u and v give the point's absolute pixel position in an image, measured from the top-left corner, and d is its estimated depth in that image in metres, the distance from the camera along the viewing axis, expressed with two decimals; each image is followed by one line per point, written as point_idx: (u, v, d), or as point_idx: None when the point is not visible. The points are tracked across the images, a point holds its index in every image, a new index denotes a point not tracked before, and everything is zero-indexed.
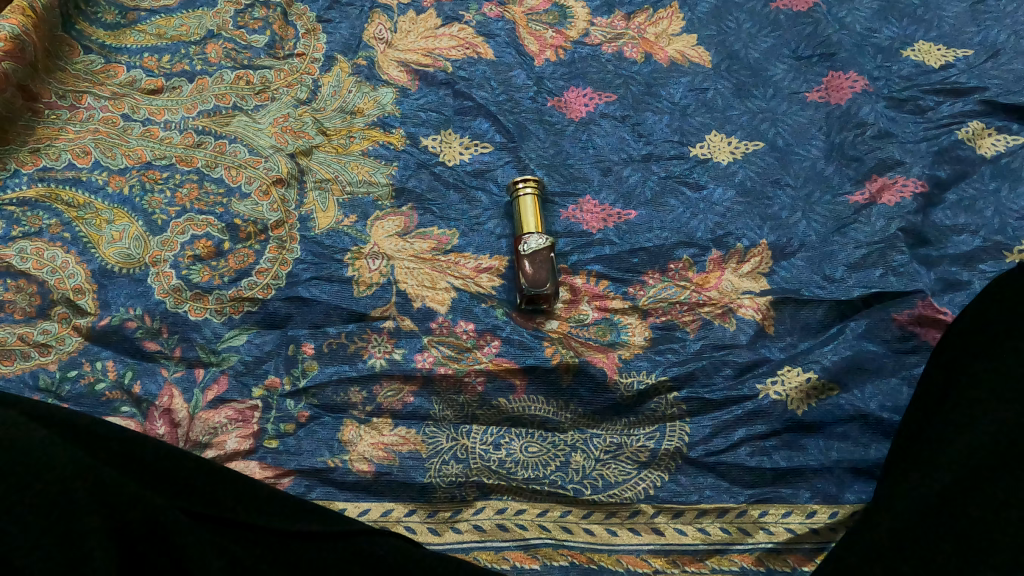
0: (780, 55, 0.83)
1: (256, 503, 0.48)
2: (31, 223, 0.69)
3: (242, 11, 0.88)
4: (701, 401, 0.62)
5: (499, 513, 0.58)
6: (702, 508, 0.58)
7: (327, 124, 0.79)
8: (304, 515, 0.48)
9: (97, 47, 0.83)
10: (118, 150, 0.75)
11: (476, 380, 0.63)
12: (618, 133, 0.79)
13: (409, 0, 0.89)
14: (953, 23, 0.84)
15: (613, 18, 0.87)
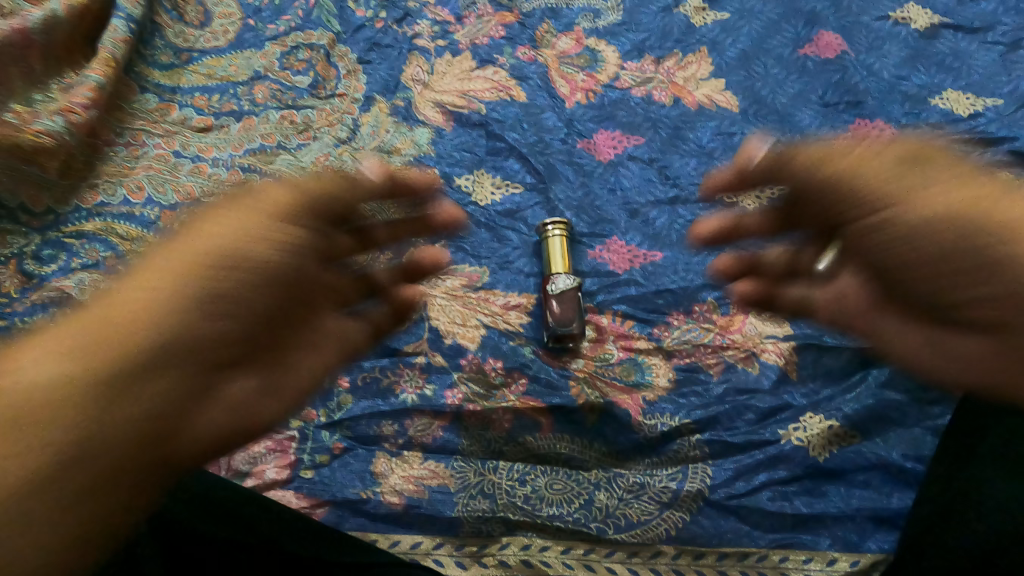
0: (807, 101, 0.85)
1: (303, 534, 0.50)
2: (89, 256, 0.73)
3: (288, 53, 0.92)
4: (723, 444, 0.64)
5: (524, 548, 0.60)
6: (723, 551, 0.59)
7: (366, 163, 0.82)
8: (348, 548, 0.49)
9: (153, 87, 0.89)
10: (169, 186, 0.80)
11: (504, 417, 0.65)
12: (645, 176, 0.81)
13: (446, 43, 0.93)
14: (984, 72, 0.85)
15: (643, 62, 0.90)
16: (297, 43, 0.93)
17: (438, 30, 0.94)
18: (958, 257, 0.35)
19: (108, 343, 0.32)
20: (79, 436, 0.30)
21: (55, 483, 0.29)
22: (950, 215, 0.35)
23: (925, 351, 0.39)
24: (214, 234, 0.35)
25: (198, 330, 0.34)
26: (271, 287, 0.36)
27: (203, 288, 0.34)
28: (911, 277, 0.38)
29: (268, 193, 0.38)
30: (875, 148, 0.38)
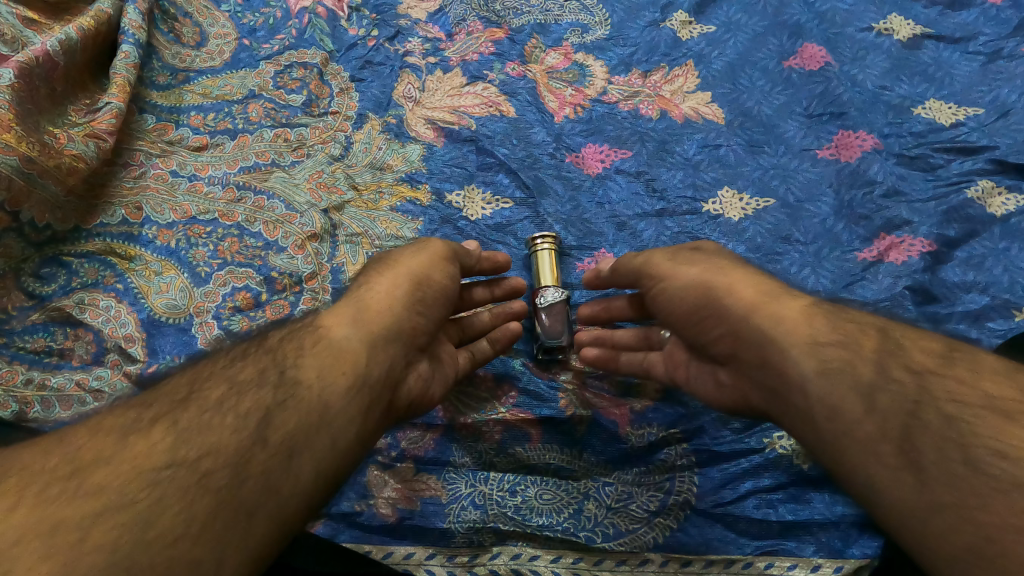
0: (791, 112, 0.87)
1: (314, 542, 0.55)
2: (89, 275, 0.76)
3: (282, 71, 0.94)
4: (709, 452, 0.65)
5: (515, 558, 0.61)
6: (709, 559, 0.60)
7: (358, 180, 0.84)
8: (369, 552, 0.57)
9: (150, 107, 0.91)
10: (167, 206, 0.81)
11: (494, 429, 0.67)
12: (633, 188, 0.82)
13: (437, 60, 0.94)
14: (965, 82, 0.87)
15: (631, 76, 0.92)
16: (291, 61, 0.95)
17: (429, 48, 0.96)
18: (705, 331, 0.57)
19: (327, 351, 0.51)
20: (322, 419, 0.48)
21: (298, 457, 0.45)
22: (706, 302, 0.56)
23: (716, 394, 0.60)
24: (397, 292, 0.58)
25: (383, 360, 0.53)
26: (427, 321, 0.59)
27: (393, 321, 0.56)
28: (688, 336, 0.60)
29: (409, 262, 0.61)
30: (669, 258, 0.62)
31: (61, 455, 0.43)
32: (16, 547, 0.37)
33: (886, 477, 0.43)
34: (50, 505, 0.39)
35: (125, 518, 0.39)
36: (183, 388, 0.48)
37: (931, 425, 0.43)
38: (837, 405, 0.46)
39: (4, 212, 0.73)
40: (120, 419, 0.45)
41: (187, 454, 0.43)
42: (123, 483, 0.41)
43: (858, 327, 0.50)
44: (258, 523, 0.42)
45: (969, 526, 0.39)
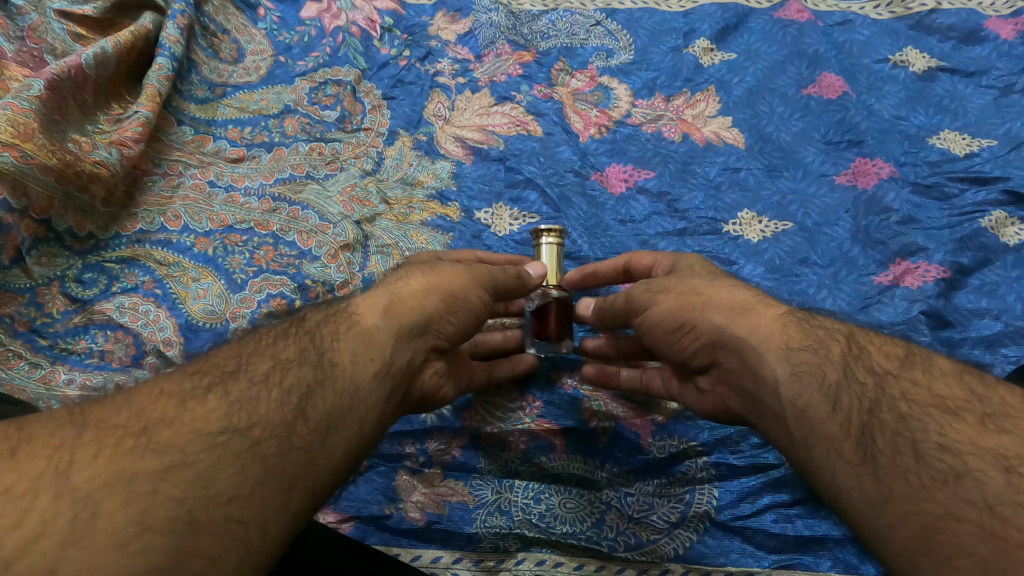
0: (810, 139, 0.89)
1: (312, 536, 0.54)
2: (129, 279, 0.78)
3: (316, 88, 0.98)
4: (728, 466, 0.67)
5: (539, 564, 0.63)
6: (728, 570, 0.62)
7: (389, 195, 0.87)
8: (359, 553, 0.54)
9: (189, 120, 0.94)
10: (204, 215, 0.84)
11: (520, 438, 0.69)
12: (655, 208, 0.84)
13: (466, 80, 0.98)
14: (978, 114, 0.90)
15: (654, 99, 0.95)
16: (325, 78, 0.98)
17: (458, 68, 0.99)
18: (682, 346, 0.57)
19: (359, 338, 0.51)
20: (353, 401, 0.48)
21: (333, 434, 0.45)
22: (683, 321, 0.56)
23: (699, 403, 0.61)
24: (429, 300, 0.57)
25: (404, 352, 0.54)
26: (455, 327, 0.59)
27: (422, 318, 0.56)
28: (668, 354, 0.60)
29: (446, 275, 0.59)
30: (646, 286, 0.61)
31: (130, 412, 0.39)
32: (97, 494, 0.34)
33: (845, 476, 0.42)
34: (124, 458, 0.36)
35: (190, 476, 0.37)
36: (232, 359, 0.46)
37: (884, 421, 0.42)
38: (805, 405, 0.45)
39: (29, 219, 0.76)
40: (175, 384, 0.42)
41: (240, 422, 0.41)
42: (186, 443, 0.38)
43: (827, 333, 0.49)
44: (301, 493, 0.41)
45: (914, 515, 0.38)
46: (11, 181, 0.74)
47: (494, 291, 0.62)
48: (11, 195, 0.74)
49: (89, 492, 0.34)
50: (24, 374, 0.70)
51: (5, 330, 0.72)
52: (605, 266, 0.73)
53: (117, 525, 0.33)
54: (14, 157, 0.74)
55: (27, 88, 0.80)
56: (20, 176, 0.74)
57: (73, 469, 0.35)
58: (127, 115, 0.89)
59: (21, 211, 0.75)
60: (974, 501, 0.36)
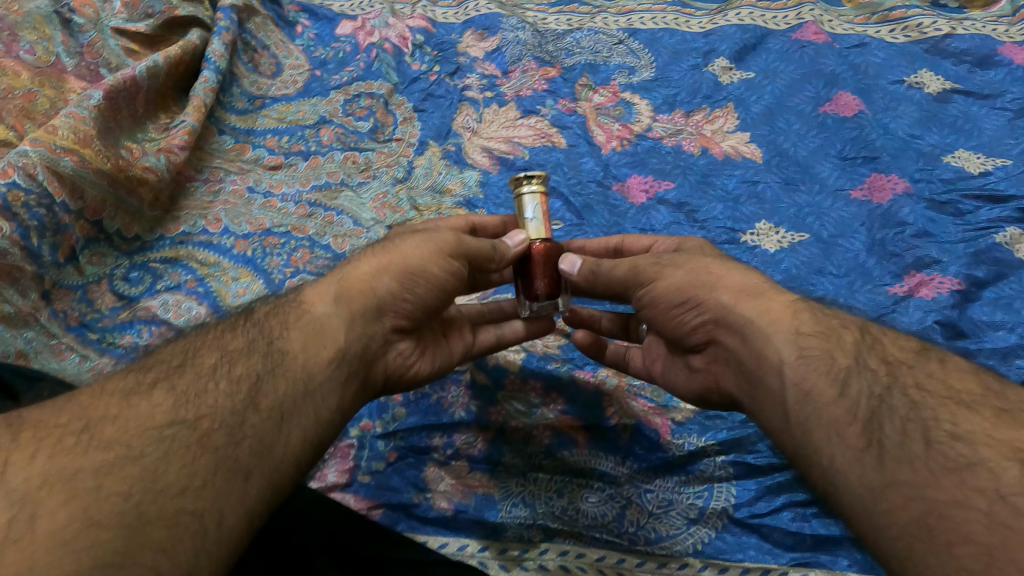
0: (826, 154, 0.93)
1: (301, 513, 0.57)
2: (173, 278, 0.81)
3: (350, 100, 1.02)
4: (746, 465, 0.68)
5: (562, 555, 0.64)
6: (745, 566, 0.63)
7: (420, 202, 0.90)
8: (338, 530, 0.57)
9: (229, 130, 0.99)
10: (244, 218, 0.88)
11: (543, 433, 0.71)
12: (675, 218, 0.87)
13: (493, 95, 1.02)
14: (992, 135, 0.93)
15: (674, 114, 0.99)
16: (359, 92, 1.03)
17: (486, 83, 1.04)
18: (681, 322, 0.59)
19: (310, 327, 0.53)
20: (307, 388, 0.49)
21: (287, 423, 0.47)
22: (690, 297, 0.57)
23: (687, 381, 0.63)
24: (380, 282, 0.58)
25: (360, 337, 0.55)
26: (415, 303, 0.59)
27: (375, 302, 0.57)
28: (665, 329, 0.61)
29: (402, 252, 0.60)
30: (655, 258, 0.61)
31: (71, 412, 0.41)
32: (36, 493, 0.36)
33: (847, 459, 0.44)
34: (66, 457, 0.38)
35: (135, 470, 0.39)
36: (179, 354, 0.48)
37: (896, 407, 0.44)
38: (811, 387, 0.48)
39: (84, 221, 0.81)
40: (118, 382, 0.44)
41: (188, 414, 0.43)
42: (132, 437, 0.41)
43: (840, 323, 0.52)
44: (256, 481, 0.43)
45: (915, 500, 0.40)
46: (70, 185, 0.79)
47: (465, 256, 0.61)
48: (69, 197, 0.79)
49: (26, 492, 0.36)
50: (74, 365, 0.72)
51: (57, 324, 0.75)
52: (595, 244, 0.72)
53: (60, 522, 0.35)
54: (75, 163, 0.79)
55: (86, 98, 0.86)
56: (77, 180, 0.80)
57: (11, 470, 0.37)
58: (174, 124, 0.95)
59: (77, 213, 0.80)
60: (983, 489, 0.38)
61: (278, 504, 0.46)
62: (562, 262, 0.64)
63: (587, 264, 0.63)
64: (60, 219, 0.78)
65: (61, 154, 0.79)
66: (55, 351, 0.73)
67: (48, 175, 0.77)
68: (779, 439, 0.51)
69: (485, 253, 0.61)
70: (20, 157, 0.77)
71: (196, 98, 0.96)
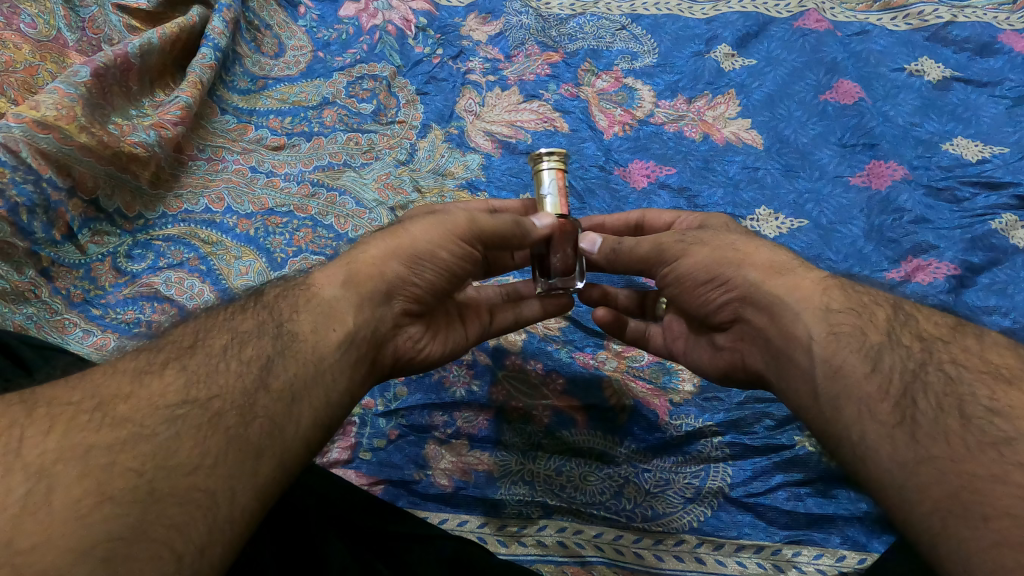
0: (827, 141, 0.93)
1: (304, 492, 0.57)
2: (175, 256, 0.81)
3: (353, 82, 1.03)
4: (743, 446, 0.69)
5: (560, 531, 0.65)
6: (740, 543, 0.64)
7: (422, 183, 0.91)
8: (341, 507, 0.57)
9: (232, 109, 1.00)
10: (246, 198, 0.88)
11: (543, 412, 0.72)
12: (675, 203, 0.88)
13: (496, 79, 1.03)
14: (990, 123, 0.93)
15: (676, 101, 1.00)
16: (362, 73, 1.04)
17: (489, 67, 1.05)
18: (708, 300, 0.58)
19: (320, 310, 0.53)
20: (317, 369, 0.49)
21: (298, 404, 0.46)
22: (717, 274, 0.57)
23: (713, 359, 0.63)
24: (389, 265, 0.57)
25: (370, 321, 0.55)
26: (425, 287, 0.59)
27: (383, 285, 0.56)
28: (690, 307, 0.61)
29: (412, 236, 0.59)
30: (679, 236, 0.60)
31: (83, 390, 0.41)
32: (51, 468, 0.35)
33: (876, 435, 0.43)
34: (79, 433, 0.38)
35: (147, 447, 0.38)
36: (189, 336, 0.48)
37: (930, 382, 0.43)
38: (841, 363, 0.47)
39: (78, 199, 0.80)
40: (131, 361, 0.44)
41: (199, 395, 0.42)
42: (144, 415, 0.40)
43: (872, 300, 0.51)
44: (267, 461, 0.42)
45: (951, 474, 0.38)
46: (57, 163, 0.78)
47: (477, 238, 0.60)
48: (57, 175, 0.78)
49: (42, 466, 0.35)
50: (77, 341, 0.72)
51: (60, 301, 0.75)
52: (616, 219, 0.73)
53: (74, 496, 0.34)
54: (55, 140, 0.78)
55: (75, 74, 0.85)
56: (65, 158, 0.79)
57: (25, 445, 0.36)
58: (169, 101, 0.94)
59: (69, 190, 0.79)
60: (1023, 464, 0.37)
61: (287, 486, 0.45)
62: (582, 241, 0.66)
63: (607, 242, 0.65)
64: (49, 196, 0.77)
65: (42, 130, 0.77)
66: (57, 327, 0.73)
67: (32, 153, 0.76)
68: (809, 417, 0.49)
69: (505, 232, 0.60)
70: (2, 133, 0.75)
71: (191, 74, 0.95)
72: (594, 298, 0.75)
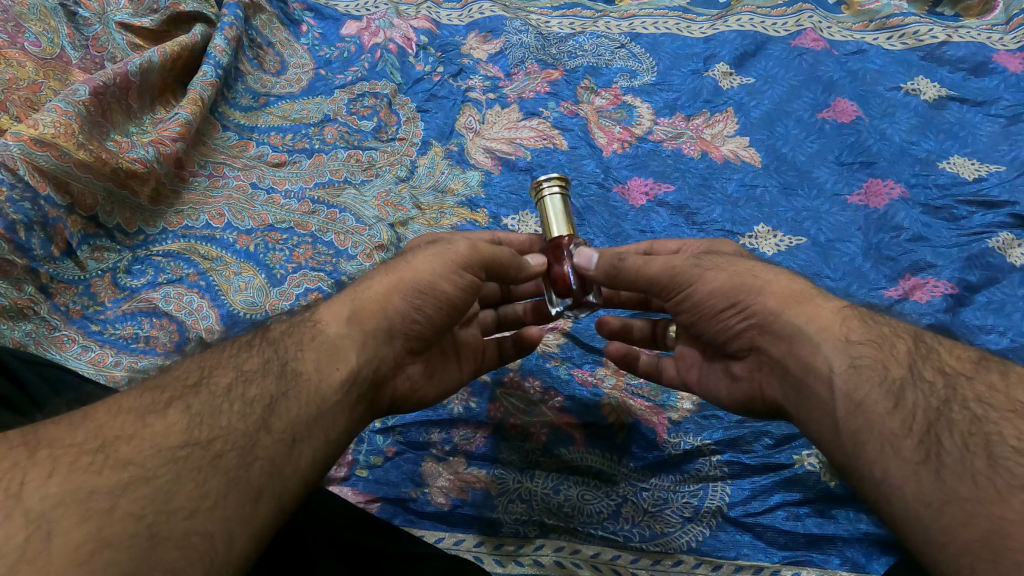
0: (824, 160, 0.94)
1: (318, 517, 0.57)
2: (174, 271, 0.81)
3: (354, 100, 1.04)
4: (741, 465, 0.69)
5: (557, 550, 0.64)
6: (739, 564, 0.63)
7: (422, 200, 0.91)
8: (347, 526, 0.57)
9: (233, 126, 1.01)
10: (246, 214, 0.88)
11: (541, 430, 0.72)
12: (674, 220, 0.88)
13: (496, 97, 1.04)
14: (986, 141, 0.94)
15: (675, 118, 1.01)
16: (363, 92, 1.05)
17: (489, 85, 1.06)
18: (725, 326, 0.58)
19: (323, 347, 0.52)
20: (319, 410, 0.49)
21: (298, 444, 0.46)
22: (735, 300, 0.56)
23: (730, 390, 0.63)
24: (391, 301, 0.57)
25: (372, 359, 0.55)
26: (425, 322, 0.58)
27: (385, 322, 0.57)
28: (708, 334, 0.61)
29: (413, 268, 0.58)
30: (693, 260, 0.60)
31: (87, 430, 0.41)
32: (51, 513, 0.35)
33: (901, 472, 0.42)
34: (81, 475, 0.38)
35: (148, 490, 0.38)
36: (194, 373, 0.48)
37: (954, 421, 0.43)
38: (864, 397, 0.46)
39: (77, 216, 0.80)
40: (135, 400, 0.44)
41: (202, 435, 0.43)
42: (147, 458, 0.40)
43: (892, 332, 0.50)
44: (267, 501, 0.43)
45: (980, 518, 0.38)
46: (55, 180, 0.78)
47: (476, 268, 0.60)
48: (56, 192, 0.78)
49: (42, 511, 0.35)
50: (75, 357, 0.72)
51: (59, 317, 0.75)
52: (624, 248, 0.72)
53: (74, 542, 0.34)
54: (53, 157, 0.78)
55: (73, 92, 0.85)
56: (62, 174, 0.79)
57: (26, 489, 0.36)
58: (167, 117, 0.94)
59: (67, 208, 0.79)
60: None
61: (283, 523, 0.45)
62: (577, 256, 0.63)
63: (606, 260, 0.61)
64: (46, 213, 0.77)
65: (39, 148, 0.78)
66: (56, 343, 0.73)
67: (29, 169, 0.76)
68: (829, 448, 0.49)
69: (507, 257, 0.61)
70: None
71: (190, 92, 0.95)
72: (608, 330, 0.73)
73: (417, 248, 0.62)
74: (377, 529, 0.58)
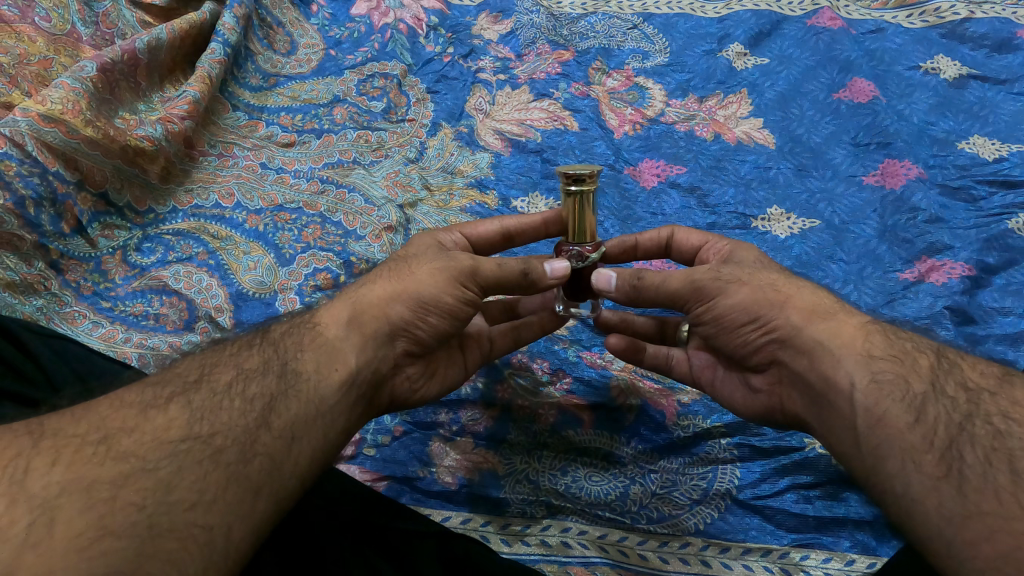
0: (840, 140, 0.92)
1: (329, 496, 0.57)
2: (184, 250, 0.81)
3: (364, 81, 1.03)
4: (751, 448, 0.68)
5: (563, 531, 0.64)
6: (747, 546, 0.62)
7: (431, 181, 0.91)
8: (355, 507, 0.57)
9: (243, 106, 1.01)
10: (257, 193, 0.88)
11: (549, 411, 0.72)
12: (685, 202, 0.87)
13: (506, 79, 1.03)
14: (1009, 120, 0.92)
15: (687, 100, 0.99)
16: (372, 72, 1.04)
17: (499, 66, 1.06)
18: (746, 340, 0.57)
19: (322, 349, 0.53)
20: (318, 410, 0.49)
21: (298, 442, 0.47)
22: (757, 316, 0.56)
23: (746, 400, 0.63)
24: (392, 307, 0.56)
25: (371, 361, 0.55)
26: (429, 330, 0.58)
27: (386, 326, 0.56)
28: (727, 348, 0.60)
29: (416, 279, 0.57)
30: (714, 272, 0.58)
31: (89, 422, 0.41)
32: (55, 500, 0.36)
33: (922, 487, 0.42)
34: (84, 466, 0.38)
35: (148, 482, 0.38)
36: (195, 370, 0.48)
37: (977, 435, 0.43)
38: (884, 413, 0.46)
39: (86, 193, 0.81)
40: (136, 395, 0.44)
41: (202, 430, 0.43)
42: (148, 450, 0.40)
43: (914, 347, 0.50)
44: (264, 499, 0.43)
45: (1003, 534, 0.38)
46: (63, 156, 0.79)
47: (480, 284, 0.58)
48: (64, 167, 0.79)
49: (46, 498, 0.36)
50: (86, 332, 0.72)
51: (70, 293, 0.75)
52: (649, 238, 0.70)
53: (75, 529, 0.35)
54: (61, 133, 0.79)
55: (81, 69, 0.85)
56: (71, 152, 0.79)
57: (31, 477, 0.37)
58: (176, 95, 0.94)
59: (77, 184, 0.80)
60: None
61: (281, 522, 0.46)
62: (598, 278, 0.63)
63: (626, 280, 0.61)
64: (56, 189, 0.78)
65: (46, 124, 0.78)
66: (66, 319, 0.73)
67: (37, 146, 0.77)
68: (851, 463, 0.49)
69: (512, 280, 0.58)
70: (9, 126, 0.77)
71: (200, 70, 0.95)
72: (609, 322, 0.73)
73: (420, 255, 0.61)
74: (383, 510, 0.57)
